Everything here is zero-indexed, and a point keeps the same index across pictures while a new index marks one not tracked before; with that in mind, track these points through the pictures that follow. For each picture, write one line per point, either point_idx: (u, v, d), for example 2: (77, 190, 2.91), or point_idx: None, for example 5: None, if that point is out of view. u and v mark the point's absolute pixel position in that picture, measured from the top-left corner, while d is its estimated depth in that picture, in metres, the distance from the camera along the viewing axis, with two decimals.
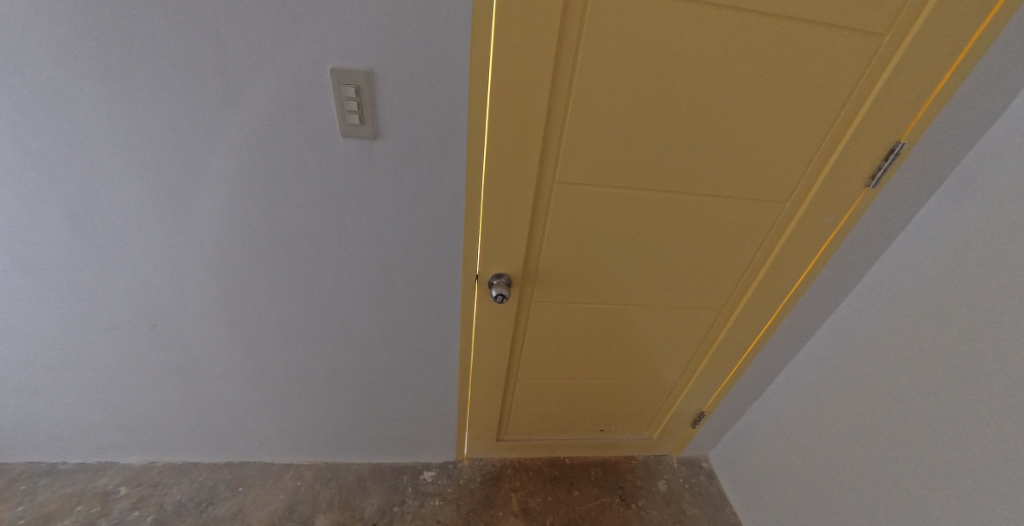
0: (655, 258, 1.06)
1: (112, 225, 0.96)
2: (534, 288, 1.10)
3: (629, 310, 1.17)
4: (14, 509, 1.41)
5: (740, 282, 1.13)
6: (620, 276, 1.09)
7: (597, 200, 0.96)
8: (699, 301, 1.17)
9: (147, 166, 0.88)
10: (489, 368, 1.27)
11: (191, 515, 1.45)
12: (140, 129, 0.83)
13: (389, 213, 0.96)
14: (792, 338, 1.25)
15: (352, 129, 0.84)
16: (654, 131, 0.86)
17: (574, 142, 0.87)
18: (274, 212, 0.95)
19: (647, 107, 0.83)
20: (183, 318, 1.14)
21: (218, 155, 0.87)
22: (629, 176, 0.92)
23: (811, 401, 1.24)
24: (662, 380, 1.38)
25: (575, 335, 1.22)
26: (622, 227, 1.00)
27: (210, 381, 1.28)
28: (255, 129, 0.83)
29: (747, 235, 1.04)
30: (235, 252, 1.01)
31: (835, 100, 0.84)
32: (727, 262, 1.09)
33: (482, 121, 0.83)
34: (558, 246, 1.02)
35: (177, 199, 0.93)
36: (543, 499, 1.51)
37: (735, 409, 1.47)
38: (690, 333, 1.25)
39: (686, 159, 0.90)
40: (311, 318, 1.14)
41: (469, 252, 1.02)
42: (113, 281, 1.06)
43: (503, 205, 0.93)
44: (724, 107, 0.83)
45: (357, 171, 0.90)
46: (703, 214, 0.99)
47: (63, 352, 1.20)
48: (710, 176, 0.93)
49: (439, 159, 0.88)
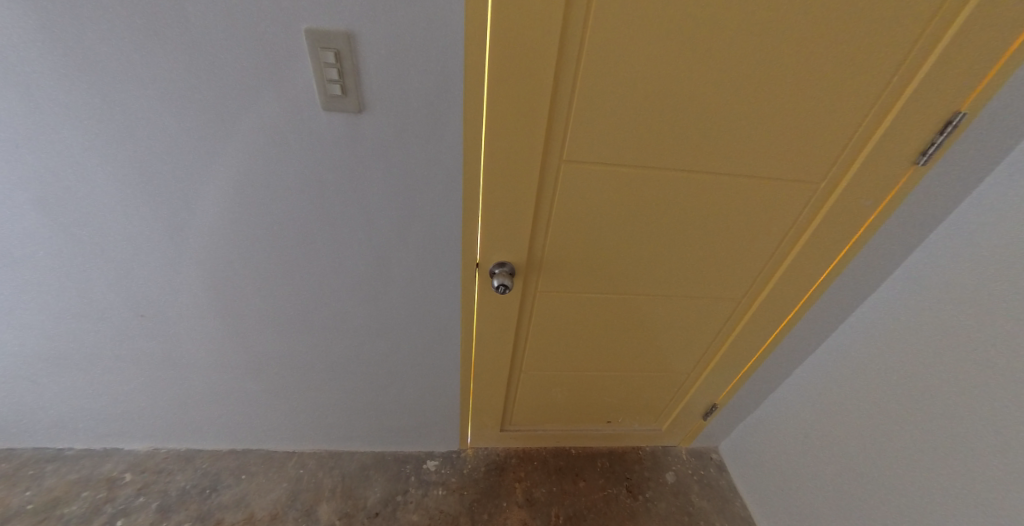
0: (672, 245, 1.00)
1: (88, 210, 0.91)
2: (539, 276, 1.05)
3: (641, 300, 1.12)
4: (22, 495, 1.41)
5: (762, 270, 1.07)
6: (634, 264, 1.03)
7: (608, 183, 0.89)
8: (717, 291, 1.11)
9: (122, 151, 0.82)
10: (490, 358, 1.23)
11: (195, 502, 1.44)
12: (107, 109, 0.77)
13: (382, 197, 0.90)
14: (812, 330, 1.19)
15: (336, 102, 0.76)
16: (678, 103, 0.78)
17: (584, 118, 0.79)
18: (262, 196, 0.89)
19: (672, 76, 0.75)
20: (174, 307, 1.10)
21: (196, 138, 0.81)
22: (647, 155, 0.85)
23: (828, 395, 1.18)
24: (675, 372, 1.33)
25: (585, 324, 1.17)
26: (636, 212, 0.94)
27: (207, 369, 1.25)
28: (234, 106, 0.77)
29: (773, 218, 0.97)
30: (224, 241, 0.97)
31: (881, 67, 0.76)
32: (750, 250, 1.02)
33: (478, 92, 0.75)
34: (565, 232, 0.96)
35: (155, 185, 0.87)
36: (548, 490, 1.48)
37: (748, 402, 1.41)
38: (706, 324, 1.19)
39: (712, 134, 0.82)
40: (306, 306, 1.10)
41: (469, 237, 0.96)
42: (98, 271, 1.02)
43: (504, 188, 0.87)
44: (755, 77, 0.75)
45: (346, 152, 0.83)
46: (727, 197, 0.92)
47: (56, 341, 1.17)
48: (737, 153, 0.85)
49: (432, 135, 0.81)
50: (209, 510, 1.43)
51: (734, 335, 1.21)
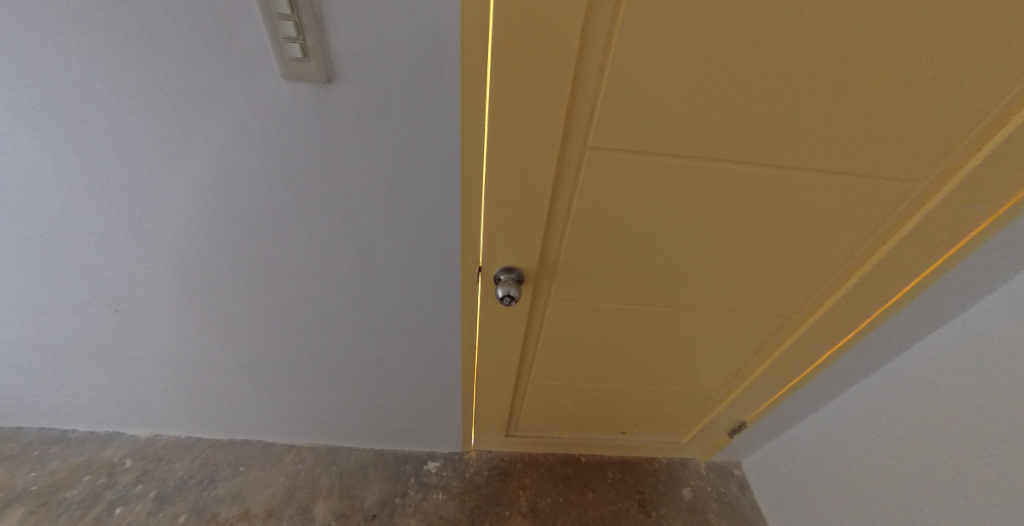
0: (717, 249, 0.87)
1: (47, 194, 0.80)
2: (552, 281, 0.93)
3: (675, 309, 1.00)
4: (26, 476, 1.37)
5: (818, 281, 0.94)
6: (670, 270, 0.91)
7: (641, 180, 0.76)
8: (761, 303, 0.98)
9: (71, 130, 0.71)
10: (495, 364, 1.13)
11: (192, 493, 1.39)
12: (44, 79, 0.65)
13: (370, 188, 0.79)
14: (868, 355, 1.04)
15: (298, 68, 0.64)
16: (737, 78, 0.63)
17: (618, 105, 0.66)
18: (238, 188, 0.78)
19: (732, 45, 0.60)
20: (153, 303, 1.00)
21: (152, 115, 0.69)
22: (695, 145, 0.71)
23: (873, 422, 1.05)
24: (703, 386, 1.21)
25: (605, 334, 1.06)
26: (676, 212, 0.81)
27: (196, 365, 1.17)
28: (194, 77, 0.65)
29: (834, 225, 0.83)
30: (202, 236, 0.86)
31: (995, 47, 0.61)
32: (810, 256, 0.89)
33: (481, 60, 0.61)
34: (585, 234, 0.84)
35: (113, 169, 0.76)
36: (554, 500, 1.39)
37: (780, 422, 1.28)
38: (742, 338, 1.07)
39: (775, 118, 0.68)
40: (293, 307, 1.00)
41: (470, 238, 0.84)
42: (68, 262, 0.92)
43: (512, 187, 0.74)
44: (835, 57, 0.62)
45: (322, 134, 0.71)
46: (786, 195, 0.79)
47: (41, 331, 1.09)
48: (802, 142, 0.71)
49: (422, 116, 0.70)
50: (205, 503, 1.37)
51: (782, 349, 1.08)
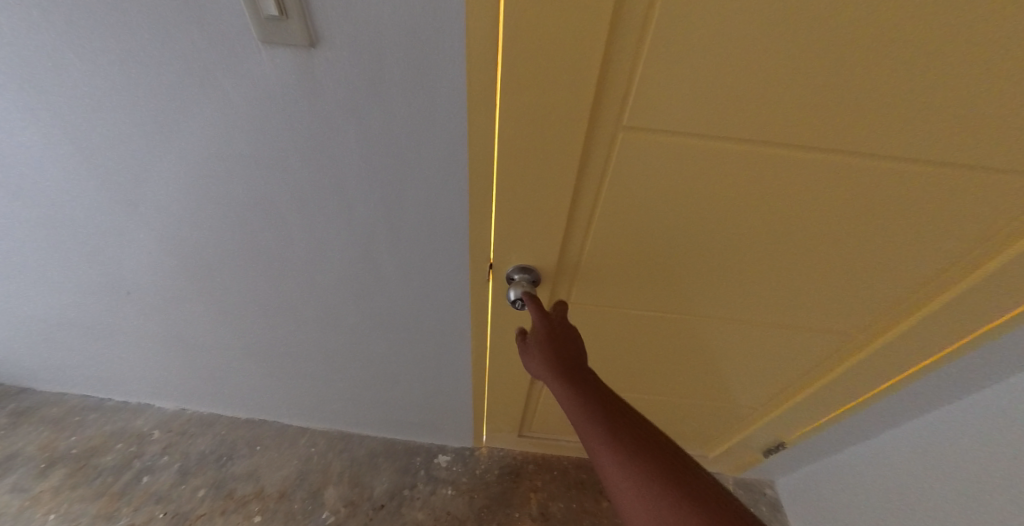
0: (767, 256, 0.77)
1: (46, 179, 0.75)
2: (574, 283, 0.86)
3: (714, 317, 0.90)
4: (69, 440, 1.42)
5: (893, 293, 0.80)
6: (712, 273, 0.81)
7: (683, 180, 0.66)
8: (813, 319, 0.87)
9: (57, 109, 0.64)
10: (508, 362, 1.06)
11: (210, 469, 1.40)
12: (9, 44, 0.57)
13: (370, 181, 0.70)
14: (939, 388, 0.92)
15: (274, 29, 0.52)
16: (810, 65, 0.52)
17: (658, 94, 0.56)
18: (232, 174, 0.70)
19: (807, 19, 0.48)
20: (170, 290, 0.97)
21: (136, 99, 0.62)
22: (757, 131, 0.59)
23: (932, 460, 0.94)
24: (737, 401, 1.12)
25: (631, 340, 0.98)
26: (725, 212, 0.70)
27: (215, 348, 1.15)
28: (167, 41, 0.55)
29: (914, 240, 0.71)
30: (209, 226, 0.80)
31: None
32: (888, 265, 0.76)
33: (494, 22, 0.50)
34: (612, 236, 0.76)
35: (102, 152, 0.69)
36: (566, 506, 1.35)
37: (826, 446, 1.16)
38: (786, 353, 0.96)
39: (863, 98, 0.54)
40: (301, 298, 0.95)
41: (482, 238, 0.76)
42: (77, 247, 0.89)
43: (528, 183, 0.66)
44: (944, 40, 0.48)
45: (315, 123, 0.62)
46: (866, 192, 0.65)
47: (68, 310, 1.08)
48: (897, 128, 0.57)
49: (425, 106, 0.59)
50: (223, 480, 1.38)
51: (844, 367, 0.96)
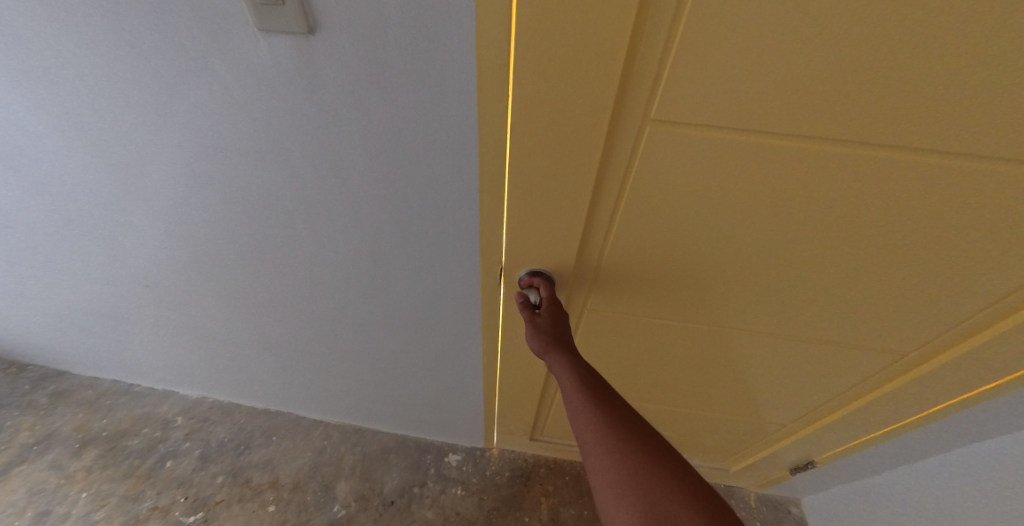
0: (804, 267, 0.71)
1: (70, 171, 0.75)
2: (592, 288, 0.82)
3: (740, 328, 0.85)
4: (99, 422, 1.46)
5: (955, 309, 0.72)
6: (743, 279, 0.75)
7: (711, 185, 0.62)
8: (850, 336, 0.81)
9: (76, 102, 0.64)
10: (522, 366, 1.03)
11: (228, 456, 1.42)
12: (18, 30, 0.55)
13: (383, 180, 0.68)
14: (992, 419, 0.84)
15: (270, 14, 0.50)
16: (858, 62, 0.47)
17: (686, 94, 0.52)
18: (249, 169, 0.69)
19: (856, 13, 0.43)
20: (192, 281, 0.97)
21: (150, 93, 0.60)
22: (797, 130, 0.54)
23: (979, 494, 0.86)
24: (762, 415, 1.06)
25: (650, 348, 0.94)
26: (757, 218, 0.65)
27: (236, 339, 1.15)
28: (168, 26, 0.53)
29: (973, 257, 0.64)
30: (226, 218, 0.79)
31: None
32: (948, 280, 0.68)
33: (506, 7, 0.46)
34: (633, 241, 0.73)
35: (121, 145, 0.69)
36: (577, 513, 1.32)
37: (859, 467, 1.09)
38: (819, 370, 0.90)
39: (922, 95, 0.48)
40: (316, 293, 0.94)
41: (495, 240, 0.74)
42: (104, 238, 0.89)
43: (543, 185, 0.64)
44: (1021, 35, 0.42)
45: (328, 121, 0.61)
46: (922, 199, 0.59)
47: (96, 298, 1.10)
48: (966, 125, 0.50)
49: (435, 102, 0.57)
50: (240, 468, 1.39)
51: (891, 387, 0.88)
